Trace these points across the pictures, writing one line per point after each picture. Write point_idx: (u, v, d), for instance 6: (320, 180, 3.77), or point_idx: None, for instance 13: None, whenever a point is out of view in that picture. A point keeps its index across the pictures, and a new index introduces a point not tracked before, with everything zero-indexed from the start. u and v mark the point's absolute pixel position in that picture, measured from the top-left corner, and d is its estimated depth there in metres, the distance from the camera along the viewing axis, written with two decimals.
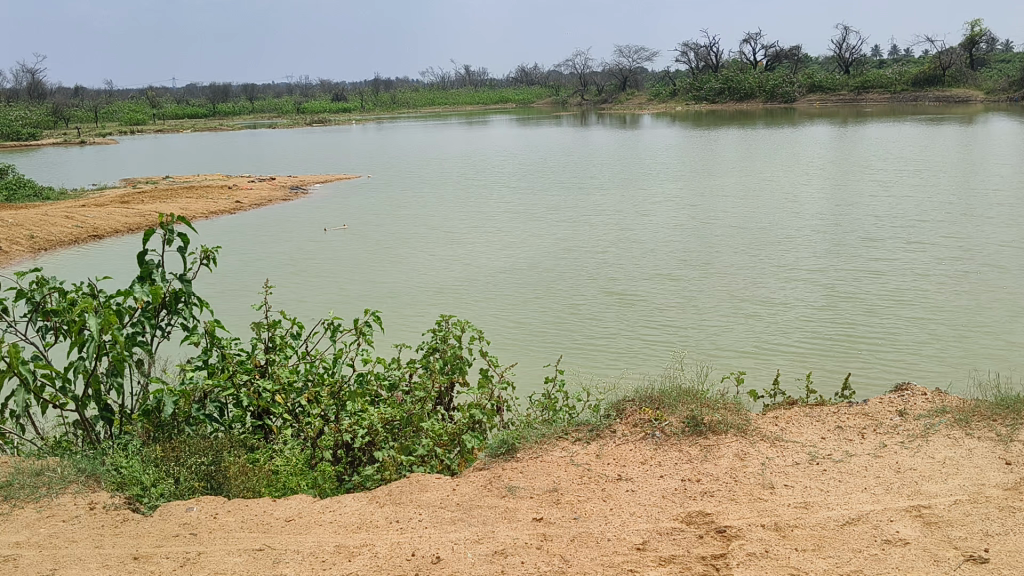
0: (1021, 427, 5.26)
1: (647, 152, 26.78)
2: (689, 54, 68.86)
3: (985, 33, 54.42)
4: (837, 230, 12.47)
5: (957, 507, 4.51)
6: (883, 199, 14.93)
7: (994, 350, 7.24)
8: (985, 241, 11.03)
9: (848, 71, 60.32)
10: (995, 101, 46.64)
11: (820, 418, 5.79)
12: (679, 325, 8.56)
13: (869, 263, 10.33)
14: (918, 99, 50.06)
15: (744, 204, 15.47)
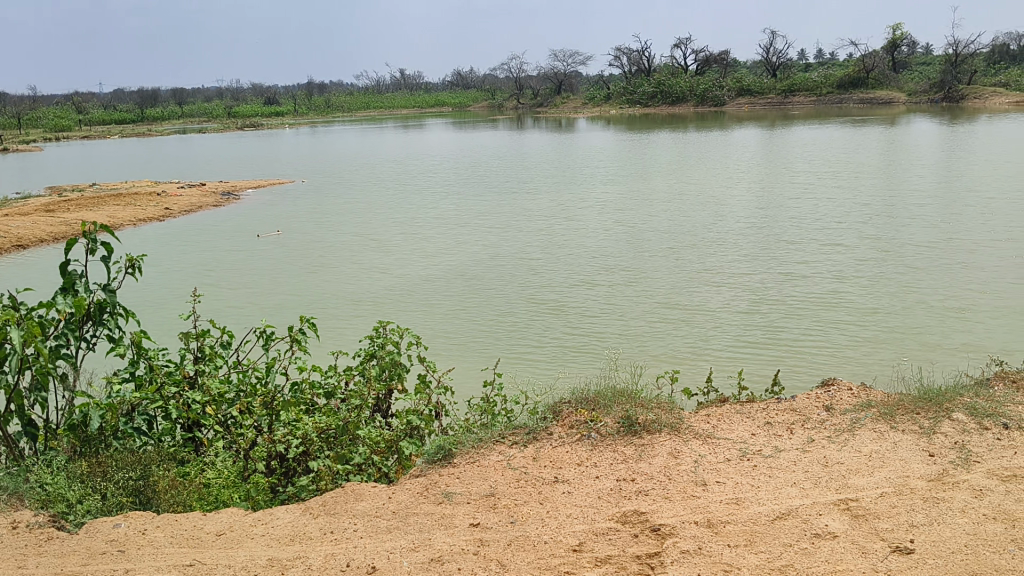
0: (942, 420, 5.42)
1: (581, 157, 27.01)
2: (622, 58, 69.76)
3: (905, 37, 56.39)
4: (766, 233, 12.74)
5: (882, 499, 4.62)
6: (809, 202, 15.32)
7: (915, 349, 7.47)
8: (906, 242, 11.39)
9: (775, 75, 61.80)
10: (917, 103, 48.35)
11: (750, 414, 5.89)
12: (612, 330, 8.63)
13: (796, 266, 10.57)
14: (842, 102, 51.59)
15: (676, 207, 15.72)
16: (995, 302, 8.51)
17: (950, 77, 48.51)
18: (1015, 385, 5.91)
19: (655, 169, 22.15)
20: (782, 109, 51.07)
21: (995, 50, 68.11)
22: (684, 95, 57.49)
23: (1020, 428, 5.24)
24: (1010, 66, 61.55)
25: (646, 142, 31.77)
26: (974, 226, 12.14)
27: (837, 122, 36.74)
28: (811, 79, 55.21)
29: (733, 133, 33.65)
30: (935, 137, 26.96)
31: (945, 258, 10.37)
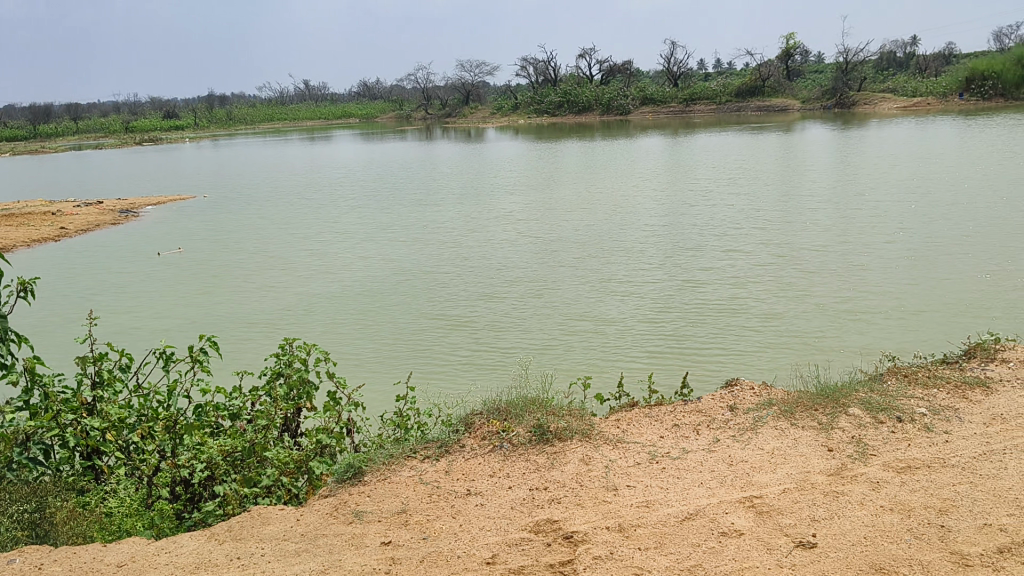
0: (839, 415, 5.62)
1: (490, 167, 27.11)
2: (528, 68, 70.55)
3: (798, 46, 58.75)
4: (671, 240, 13.03)
5: (785, 495, 4.76)
6: (712, 208, 15.73)
7: (813, 349, 7.73)
8: (803, 246, 11.82)
9: (677, 84, 63.48)
10: (811, 109, 50.37)
11: (658, 417, 5.99)
12: (522, 342, 8.68)
13: (700, 272, 10.84)
14: (741, 109, 53.34)
15: (584, 216, 15.91)
16: (887, 302, 8.90)
17: (841, 85, 50.85)
18: (905, 379, 6.18)
19: (564, 178, 22.39)
20: (684, 117, 52.47)
21: (881, 59, 71.69)
22: (590, 104, 58.48)
23: (912, 421, 5.47)
24: (894, 73, 64.88)
25: (553, 151, 32.13)
26: (867, 229, 12.69)
27: (737, 130, 37.94)
28: (712, 87, 56.93)
29: (639, 141, 34.37)
30: (829, 143, 28.13)
31: (840, 261, 10.80)
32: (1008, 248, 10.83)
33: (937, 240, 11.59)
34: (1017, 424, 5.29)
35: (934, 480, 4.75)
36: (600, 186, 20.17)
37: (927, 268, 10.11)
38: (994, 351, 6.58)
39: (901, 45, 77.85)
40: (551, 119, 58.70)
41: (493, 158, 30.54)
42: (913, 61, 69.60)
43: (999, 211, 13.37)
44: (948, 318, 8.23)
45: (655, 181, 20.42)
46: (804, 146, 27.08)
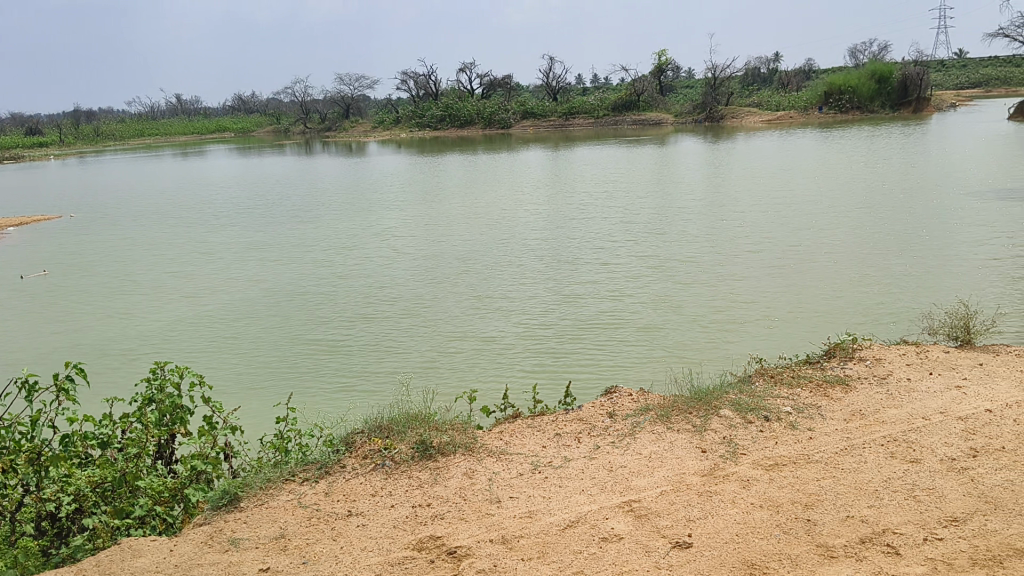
0: (711, 417, 5.83)
1: (372, 181, 26.86)
2: (408, 82, 70.46)
3: (669, 62, 60.95)
4: (552, 254, 13.23)
5: (662, 497, 4.89)
6: (592, 221, 16.08)
7: (688, 356, 7.99)
8: (680, 257, 12.24)
9: (556, 98, 64.69)
10: (683, 123, 52.27)
11: (540, 427, 6.05)
12: (404, 361, 8.62)
13: (582, 285, 11.05)
14: (618, 123, 54.83)
15: (467, 231, 15.98)
16: (758, 309, 9.32)
17: (710, 99, 53.06)
18: (772, 380, 6.47)
19: (448, 192, 22.43)
20: (564, 131, 53.51)
21: (745, 74, 75.29)
22: (471, 118, 58.87)
23: (779, 420, 5.73)
24: (758, 88, 68.23)
25: (435, 165, 32.11)
26: (738, 238, 13.26)
27: (614, 143, 38.98)
28: (589, 102, 58.33)
29: (519, 155, 34.82)
30: (702, 155, 29.25)
31: (714, 271, 11.23)
32: (867, 254, 11.54)
33: (802, 248, 12.22)
34: (874, 418, 5.62)
35: (800, 476, 4.99)
36: (482, 200, 20.30)
37: (795, 275, 10.65)
38: (852, 350, 6.97)
39: (764, 61, 82.00)
40: (433, 132, 58.76)
41: (374, 172, 30.26)
42: (775, 76, 73.44)
43: (858, 219, 14.23)
44: (813, 323, 8.68)
45: (537, 195, 20.70)
46: (680, 158, 28.09)
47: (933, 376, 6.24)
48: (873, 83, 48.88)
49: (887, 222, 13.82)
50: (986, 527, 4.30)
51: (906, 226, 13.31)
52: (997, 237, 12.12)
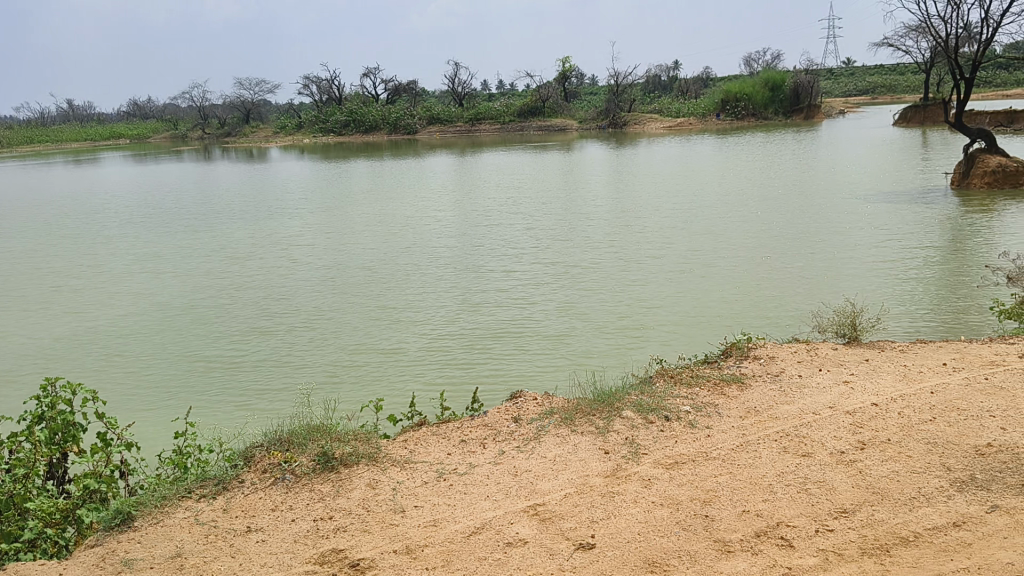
0: (614, 418, 5.91)
1: (276, 188, 26.32)
2: (311, 87, 69.49)
3: (573, 69, 61.92)
4: (460, 261, 13.23)
5: (566, 500, 4.93)
6: (500, 228, 16.15)
7: (592, 362, 8.10)
8: (586, 263, 12.41)
9: (462, 104, 64.90)
10: (588, 129, 53.16)
11: (445, 434, 6.03)
12: (306, 373, 8.48)
13: (488, 293, 11.08)
14: (523, 129, 55.32)
15: (373, 239, 15.83)
16: (661, 314, 9.51)
17: (613, 106, 54.19)
18: (672, 380, 6.61)
19: (354, 198, 22.18)
20: (471, 137, 53.74)
21: (647, 82, 77.24)
22: (377, 123, 58.45)
23: (678, 419, 5.85)
24: (659, 95, 70.10)
25: (340, 171, 31.71)
26: (642, 244, 13.52)
27: (519, 149, 39.33)
28: (495, 107, 58.73)
29: (424, 161, 34.74)
30: (608, 161, 29.77)
31: (619, 276, 11.41)
32: (764, 257, 11.93)
33: (703, 253, 12.55)
34: (768, 415, 5.80)
35: (698, 473, 5.11)
36: (388, 207, 20.14)
37: (697, 279, 10.92)
38: (747, 349, 7.19)
39: (665, 68, 84.24)
40: (339, 138, 58.09)
41: (277, 178, 29.66)
42: (675, 84, 75.59)
43: (755, 223, 14.71)
44: (714, 326, 8.93)
45: (444, 201, 20.68)
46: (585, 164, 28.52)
47: (823, 372, 6.50)
48: (767, 91, 50.79)
49: (782, 225, 14.34)
50: (873, 517, 4.48)
51: (800, 229, 13.84)
52: (884, 239, 12.71)
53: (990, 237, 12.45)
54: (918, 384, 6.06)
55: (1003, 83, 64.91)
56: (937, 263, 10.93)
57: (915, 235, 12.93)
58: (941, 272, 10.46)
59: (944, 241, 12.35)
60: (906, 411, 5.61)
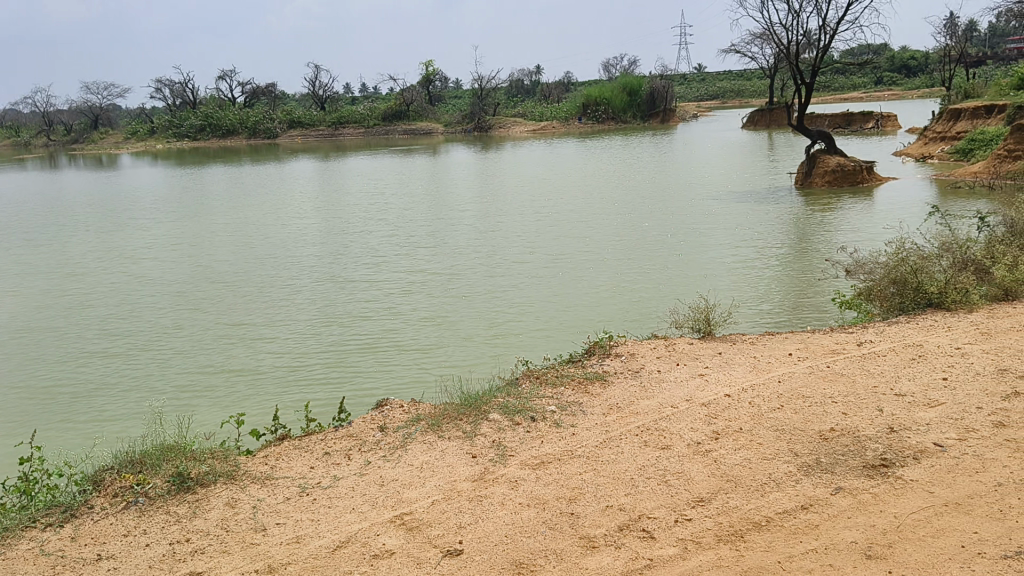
0: (481, 422, 5.92)
1: (128, 196, 25.05)
2: (164, 89, 66.67)
3: (436, 72, 62.14)
4: (326, 271, 12.98)
5: (434, 507, 4.89)
6: (366, 235, 15.91)
7: (458, 370, 8.10)
8: (455, 270, 12.39)
9: (325, 107, 63.94)
10: (453, 132, 53.47)
11: (308, 447, 5.87)
12: (162, 395, 8.10)
13: (355, 303, 10.92)
14: (389, 133, 55.08)
15: (233, 248, 15.33)
16: (529, 321, 9.56)
17: (478, 110, 54.62)
18: (537, 380, 6.69)
19: (212, 206, 21.36)
20: (335, 141, 52.92)
21: (510, 85, 78.36)
22: (234, 128, 56.66)
23: (544, 419, 5.92)
24: (522, 100, 71.28)
25: (197, 177, 30.53)
26: (509, 249, 13.64)
27: (384, 153, 38.98)
28: (358, 111, 58.19)
29: (286, 166, 33.87)
30: (474, 165, 29.93)
31: (487, 283, 11.47)
32: (627, 259, 12.24)
33: (568, 256, 12.76)
34: (629, 410, 5.95)
35: (563, 472, 5.18)
36: (250, 214, 19.54)
37: (563, 284, 11.10)
38: (609, 348, 7.34)
39: (527, 72, 85.73)
40: (196, 142, 55.91)
41: (129, 187, 28.23)
42: (537, 88, 77.01)
43: (618, 225, 15.07)
44: (579, 330, 9.07)
45: (309, 207, 20.25)
46: (452, 168, 28.53)
47: (680, 366, 6.73)
48: (625, 96, 52.48)
49: (644, 227, 14.76)
50: (728, 504, 4.66)
51: (660, 230, 14.27)
52: (738, 238, 13.27)
53: (832, 233, 13.24)
54: (767, 374, 6.37)
55: (840, 87, 69.65)
56: (786, 260, 11.49)
57: (766, 233, 13.55)
58: (790, 268, 11.01)
59: (791, 238, 13.02)
60: (757, 401, 5.88)
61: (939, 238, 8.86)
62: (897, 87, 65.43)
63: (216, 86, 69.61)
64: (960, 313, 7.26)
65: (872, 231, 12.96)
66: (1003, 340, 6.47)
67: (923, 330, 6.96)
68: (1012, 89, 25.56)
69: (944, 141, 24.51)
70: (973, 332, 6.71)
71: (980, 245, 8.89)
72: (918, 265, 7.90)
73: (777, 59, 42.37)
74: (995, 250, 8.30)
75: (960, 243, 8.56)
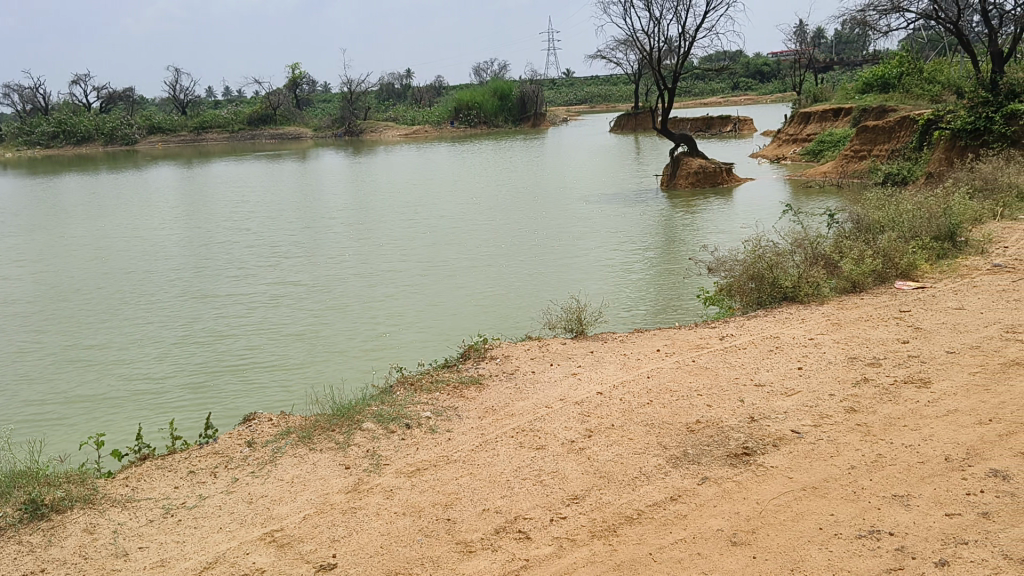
0: (354, 432, 5.80)
1: None
2: (8, 94, 62.54)
3: (304, 76, 61.10)
4: (193, 285, 12.47)
5: (305, 522, 4.75)
6: (233, 245, 15.35)
7: (332, 383, 7.93)
8: (328, 281, 12.13)
9: (187, 112, 61.66)
10: (323, 137, 52.75)
11: (171, 466, 5.61)
12: (12, 425, 7.55)
13: (225, 319, 10.54)
14: (255, 138, 53.78)
15: (91, 263, 14.53)
16: (405, 332, 9.44)
17: (348, 113, 54.00)
18: (412, 387, 6.62)
19: (65, 218, 20.15)
20: (198, 146, 51.00)
21: (380, 89, 77.92)
22: (90, 133, 53.37)
23: (419, 426, 5.86)
24: (393, 104, 70.84)
25: (50, 187, 28.82)
26: (384, 257, 13.48)
27: (250, 158, 37.90)
28: (222, 116, 56.55)
29: (144, 174, 32.33)
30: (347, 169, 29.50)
31: (364, 293, 11.30)
32: (502, 264, 12.31)
33: (444, 263, 12.71)
34: (504, 412, 5.98)
35: (439, 478, 5.13)
36: (110, 225, 18.56)
37: (439, 291, 11.06)
38: (484, 351, 7.37)
39: (399, 76, 85.51)
40: (47, 150, 52.65)
41: None
42: (408, 92, 76.75)
43: (492, 230, 15.14)
44: (454, 339, 9.03)
45: (173, 217, 19.44)
46: (324, 174, 27.98)
47: (554, 366, 6.81)
48: (496, 100, 53.03)
49: (517, 231, 14.88)
50: (601, 500, 4.74)
51: (534, 234, 14.43)
52: (609, 239, 13.57)
53: (695, 233, 13.73)
54: (637, 370, 6.53)
55: (700, 92, 72.86)
56: (655, 260, 11.85)
57: (634, 233, 13.90)
58: (658, 267, 11.33)
59: (659, 238, 13.45)
60: (628, 397, 6.02)
61: (791, 235, 9.34)
62: (751, 92, 69.00)
63: (68, 91, 65.94)
64: (812, 305, 7.68)
65: (733, 230, 13.56)
66: (851, 329, 6.88)
67: (779, 323, 7.32)
68: (856, 93, 27.34)
69: (797, 142, 25.93)
70: (824, 323, 7.10)
71: (830, 240, 9.41)
72: (772, 261, 8.30)
73: (641, 65, 43.89)
74: (843, 245, 8.82)
75: (811, 239, 9.05)
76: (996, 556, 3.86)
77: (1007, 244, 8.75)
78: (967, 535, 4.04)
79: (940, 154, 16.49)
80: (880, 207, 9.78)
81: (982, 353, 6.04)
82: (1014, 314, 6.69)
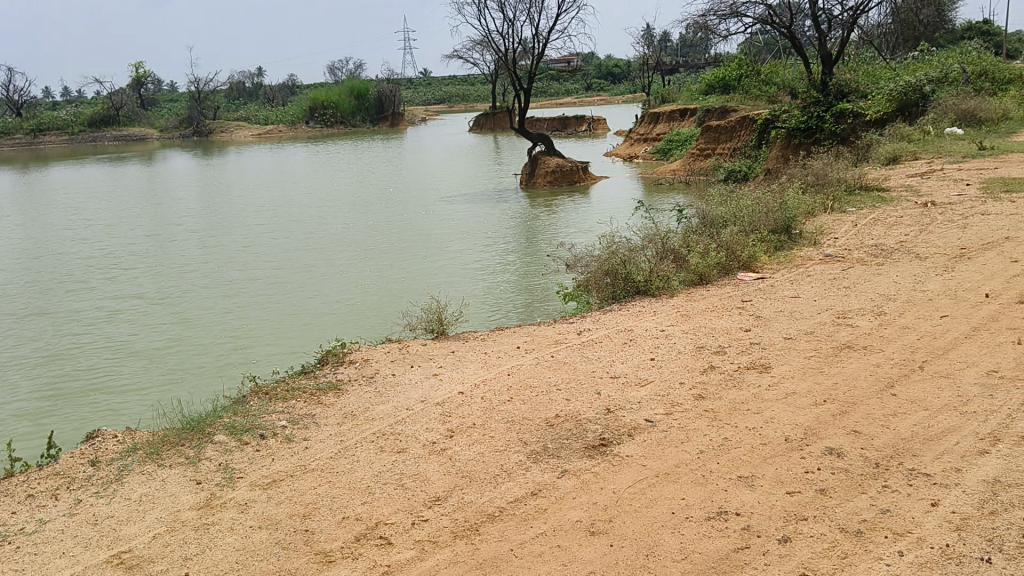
0: (205, 445, 5.56)
1: None
2: None
3: (147, 76, 58.30)
4: (31, 300, 11.64)
5: (155, 541, 4.52)
6: (73, 257, 14.41)
7: (185, 397, 7.59)
8: (180, 292, 11.58)
9: (20, 113, 57.61)
10: (171, 138, 50.51)
11: (7, 491, 5.21)
12: None
13: (68, 337, 9.89)
14: (97, 139, 50.88)
15: None
16: (263, 346, 9.10)
17: (196, 114, 51.95)
18: (267, 395, 6.42)
19: None
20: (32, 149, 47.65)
21: (231, 89, 75.37)
22: None
23: (275, 435, 5.69)
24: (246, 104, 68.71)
25: None
26: (240, 264, 13.02)
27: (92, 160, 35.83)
28: (59, 117, 53.21)
29: None
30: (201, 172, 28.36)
31: (218, 303, 10.87)
32: (363, 268, 12.14)
33: (302, 269, 12.40)
34: (364, 417, 5.88)
35: (297, 488, 4.99)
36: None
37: (298, 299, 10.79)
38: (342, 355, 7.24)
39: (251, 74, 82.98)
40: None
41: None
42: (261, 92, 74.61)
43: (352, 233, 14.84)
44: (314, 347, 8.82)
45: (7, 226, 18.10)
46: (176, 177, 26.82)
47: (414, 367, 6.77)
48: (352, 99, 52.27)
49: (377, 233, 14.72)
50: (463, 500, 4.74)
51: (395, 236, 14.31)
52: (470, 239, 13.65)
53: (555, 230, 14.00)
54: (497, 368, 6.58)
55: (556, 92, 74.46)
56: (514, 258, 12.00)
57: (495, 233, 14.04)
58: (519, 266, 11.42)
59: (519, 236, 13.65)
60: (488, 395, 6.05)
61: (643, 230, 9.66)
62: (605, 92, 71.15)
63: None
64: (663, 298, 7.97)
65: (589, 227, 13.92)
66: (699, 320, 7.17)
67: (632, 316, 7.54)
68: (700, 95, 28.61)
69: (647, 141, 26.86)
70: (674, 315, 7.37)
71: (679, 234, 9.79)
72: (626, 256, 8.56)
73: (498, 66, 44.42)
74: (690, 240, 9.21)
75: (662, 234, 9.38)
76: (833, 530, 4.11)
77: (836, 235, 9.37)
78: (807, 511, 4.29)
79: (777, 151, 17.40)
80: (724, 203, 10.29)
81: (816, 339, 6.42)
82: (843, 300, 7.17)
